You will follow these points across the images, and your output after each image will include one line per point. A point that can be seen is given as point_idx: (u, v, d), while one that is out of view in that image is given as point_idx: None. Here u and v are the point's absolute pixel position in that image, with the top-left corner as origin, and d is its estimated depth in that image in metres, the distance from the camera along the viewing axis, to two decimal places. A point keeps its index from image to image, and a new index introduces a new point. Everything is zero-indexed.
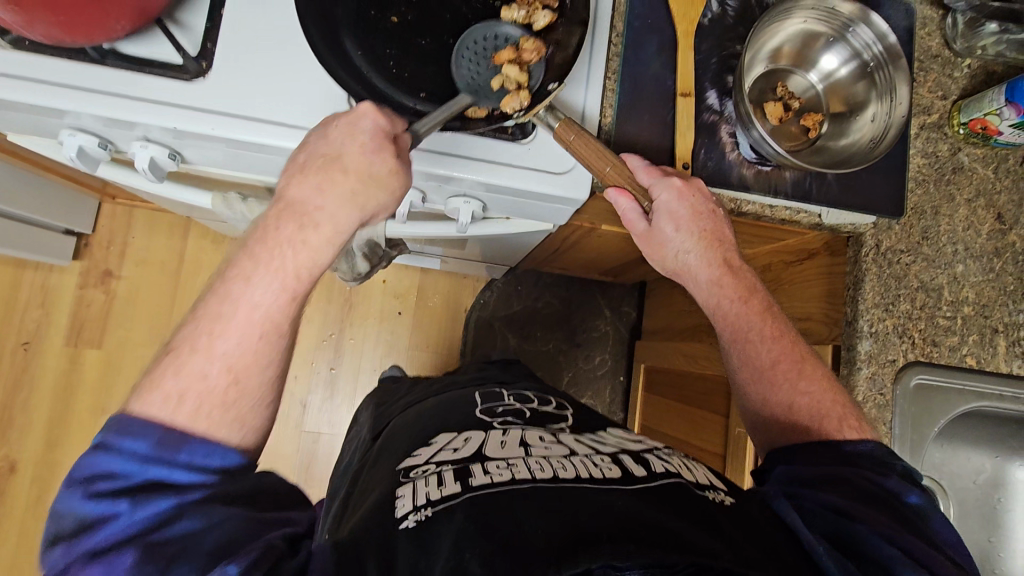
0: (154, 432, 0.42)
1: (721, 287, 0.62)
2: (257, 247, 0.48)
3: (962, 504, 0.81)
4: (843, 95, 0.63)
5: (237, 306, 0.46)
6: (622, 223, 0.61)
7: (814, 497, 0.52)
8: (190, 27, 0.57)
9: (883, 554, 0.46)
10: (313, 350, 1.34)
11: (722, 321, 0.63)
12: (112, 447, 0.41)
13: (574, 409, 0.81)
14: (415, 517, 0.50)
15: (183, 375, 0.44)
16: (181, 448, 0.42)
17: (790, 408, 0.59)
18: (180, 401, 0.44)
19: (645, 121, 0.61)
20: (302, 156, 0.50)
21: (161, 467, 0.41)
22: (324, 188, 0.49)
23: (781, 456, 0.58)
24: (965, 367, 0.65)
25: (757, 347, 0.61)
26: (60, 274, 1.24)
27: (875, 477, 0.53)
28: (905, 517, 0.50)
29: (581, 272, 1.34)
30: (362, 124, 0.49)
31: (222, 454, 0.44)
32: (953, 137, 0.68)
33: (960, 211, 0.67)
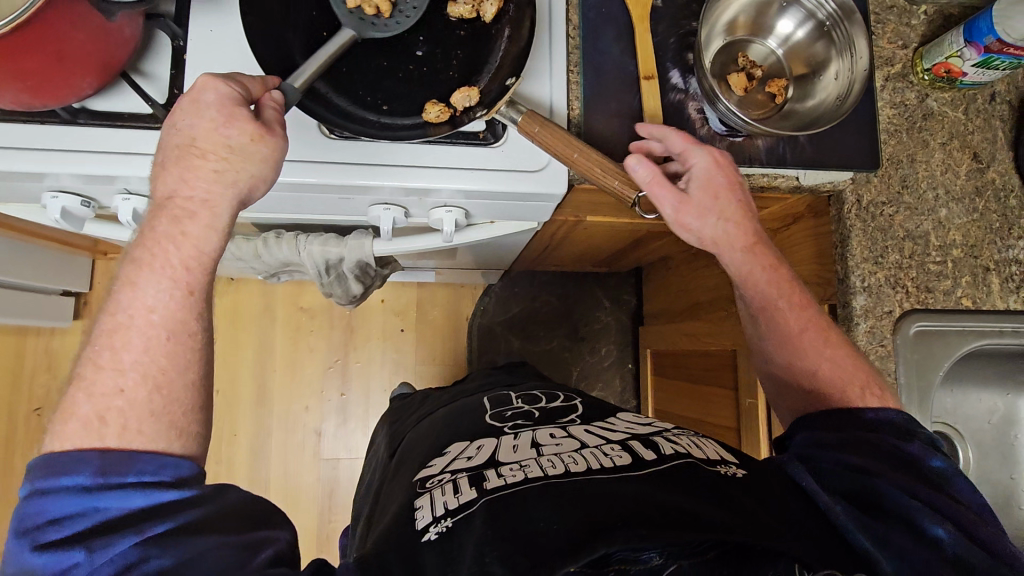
0: (93, 461, 0.41)
1: (754, 256, 0.60)
2: (138, 252, 0.47)
3: (981, 445, 0.82)
4: (801, 58, 0.63)
5: (129, 316, 0.45)
6: (661, 193, 0.57)
7: (832, 459, 0.53)
8: (156, 76, 0.58)
9: (904, 506, 0.48)
10: (321, 378, 1.34)
11: (753, 289, 0.61)
12: (54, 490, 0.40)
13: (583, 402, 0.81)
14: (436, 528, 0.50)
15: (94, 398, 0.42)
16: (128, 469, 0.41)
17: (812, 375, 0.59)
18: (103, 425, 0.42)
19: (612, 109, 0.62)
20: (160, 153, 0.49)
21: (112, 493, 0.40)
22: (186, 177, 0.48)
23: (802, 425, 0.58)
24: (962, 309, 0.65)
25: (786, 313, 0.61)
26: (62, 336, 1.26)
27: (898, 440, 0.53)
28: (930, 475, 0.51)
29: (575, 266, 1.35)
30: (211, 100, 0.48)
31: (173, 465, 0.43)
32: (918, 84, 0.69)
33: (936, 156, 0.68)
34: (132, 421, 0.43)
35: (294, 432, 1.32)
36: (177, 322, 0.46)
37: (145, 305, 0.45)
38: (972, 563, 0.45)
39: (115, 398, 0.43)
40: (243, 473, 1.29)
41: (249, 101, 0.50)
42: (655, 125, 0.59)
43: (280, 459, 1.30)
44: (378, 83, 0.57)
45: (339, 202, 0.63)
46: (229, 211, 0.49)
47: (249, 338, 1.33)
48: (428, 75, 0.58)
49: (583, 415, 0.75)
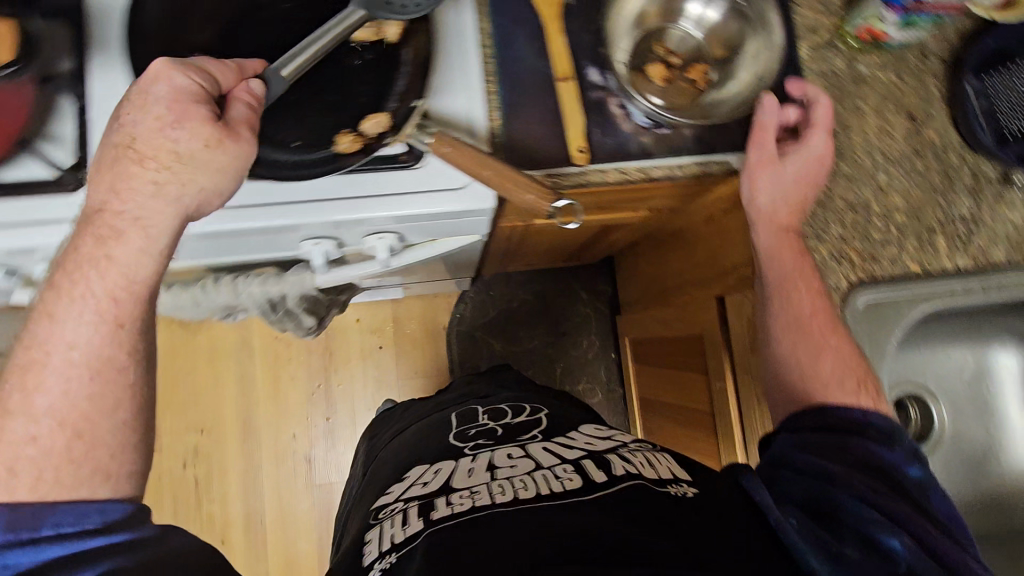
0: (1, 516, 0.41)
1: (785, 243, 0.60)
2: (60, 278, 0.47)
3: (954, 401, 0.81)
4: (720, 39, 0.62)
5: (48, 350, 0.46)
6: (761, 133, 0.59)
7: (809, 461, 0.53)
8: (61, 137, 0.56)
9: (863, 521, 0.48)
10: (305, 404, 1.34)
11: (774, 267, 0.59)
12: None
13: (549, 415, 0.80)
14: (383, 565, 0.52)
15: (5, 443, 0.44)
16: (42, 522, 0.42)
17: (815, 366, 0.59)
18: (12, 477, 0.43)
19: (532, 115, 0.60)
20: (101, 147, 0.48)
21: (21, 549, 0.41)
22: (121, 189, 0.47)
23: (788, 426, 0.59)
24: (910, 274, 0.65)
25: (802, 296, 0.60)
26: None
27: (877, 448, 0.53)
28: (904, 488, 0.51)
29: (546, 263, 1.34)
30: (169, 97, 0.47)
31: (97, 512, 0.44)
32: (846, 50, 0.68)
33: (871, 121, 0.67)
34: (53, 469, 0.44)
35: (284, 461, 1.32)
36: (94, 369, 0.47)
37: (65, 354, 0.46)
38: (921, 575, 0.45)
39: (26, 446, 0.44)
40: (238, 508, 1.29)
41: (214, 94, 0.49)
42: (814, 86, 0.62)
43: (273, 490, 1.30)
44: (285, 119, 0.55)
45: (267, 240, 0.61)
46: (172, 226, 0.48)
47: (228, 373, 1.33)
48: (335, 104, 0.56)
49: (545, 430, 0.73)
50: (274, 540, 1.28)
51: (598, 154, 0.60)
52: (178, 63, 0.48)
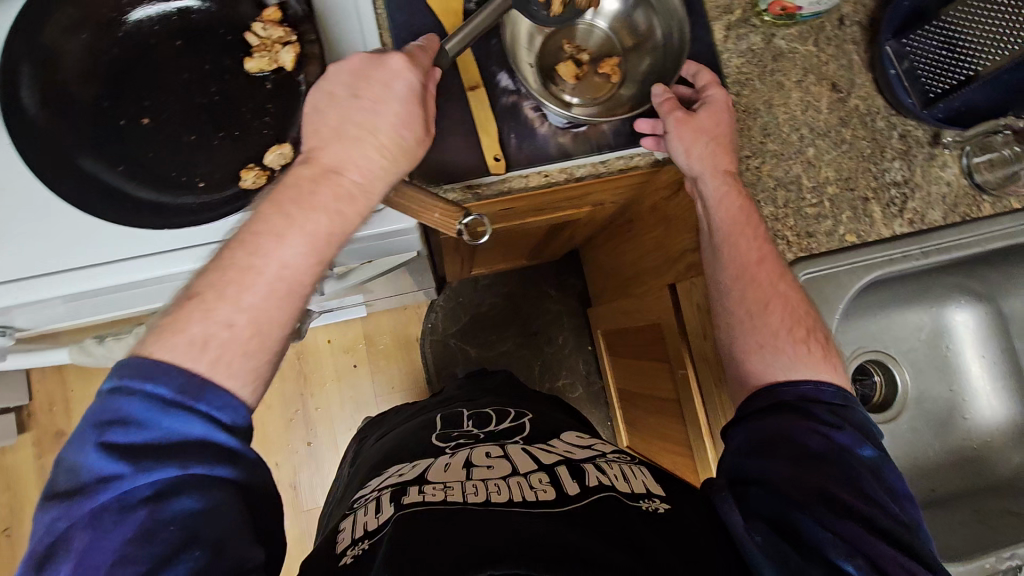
0: (177, 379, 0.41)
1: (726, 190, 0.59)
2: (262, 205, 0.47)
3: (914, 365, 0.80)
4: (628, 30, 0.61)
5: (261, 259, 0.45)
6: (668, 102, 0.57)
7: (761, 470, 0.52)
8: None
9: (817, 541, 0.47)
10: (285, 431, 1.33)
11: (721, 212, 0.59)
12: (133, 390, 0.40)
13: (534, 420, 0.77)
14: (353, 551, 0.52)
15: (207, 322, 0.43)
16: (201, 396, 0.41)
17: (765, 307, 0.58)
18: (206, 350, 0.42)
19: (445, 127, 0.59)
20: (336, 109, 0.49)
21: (178, 415, 0.40)
22: (366, 171, 0.49)
23: (737, 420, 0.57)
24: (847, 246, 0.64)
25: (748, 241, 0.59)
26: (14, 452, 1.24)
27: (826, 431, 0.52)
28: (852, 477, 0.50)
29: (510, 263, 1.33)
30: (335, 91, 0.50)
31: (234, 409, 0.42)
32: (762, 25, 0.67)
33: (794, 95, 0.66)
34: (225, 362, 0.43)
35: None
36: (275, 288, 0.45)
37: (256, 263, 0.45)
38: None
39: (224, 331, 0.43)
40: None
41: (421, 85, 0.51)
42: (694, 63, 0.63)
43: None
44: (188, 160, 0.54)
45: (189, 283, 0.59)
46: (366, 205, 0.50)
47: None
48: (238, 139, 0.55)
49: (529, 434, 0.71)
50: None
51: (516, 161, 0.59)
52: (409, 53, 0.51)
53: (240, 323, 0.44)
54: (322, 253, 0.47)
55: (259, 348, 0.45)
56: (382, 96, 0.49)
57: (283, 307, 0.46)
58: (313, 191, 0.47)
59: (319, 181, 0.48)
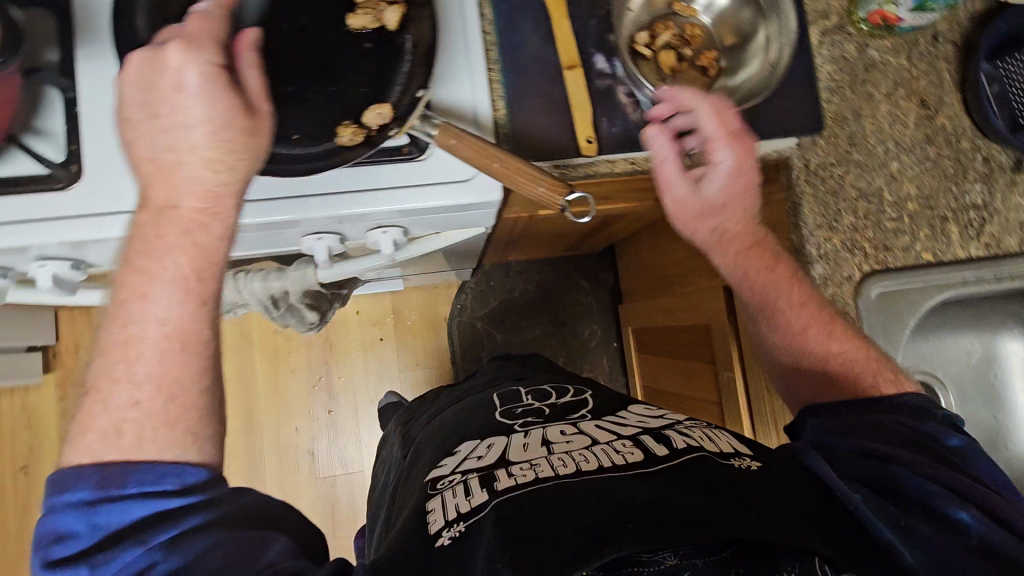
0: (92, 475, 0.41)
1: (748, 258, 0.61)
2: (133, 266, 0.45)
3: (962, 389, 0.80)
4: (733, 25, 0.60)
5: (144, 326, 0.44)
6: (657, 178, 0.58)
7: (852, 446, 0.53)
8: (51, 132, 0.54)
9: (925, 493, 0.47)
10: (306, 397, 1.33)
11: (752, 288, 0.61)
12: (56, 507, 0.40)
13: (596, 395, 0.78)
14: (449, 533, 0.49)
15: (110, 409, 0.42)
16: (127, 481, 0.41)
17: (821, 366, 0.59)
18: (121, 434, 0.42)
19: (539, 105, 0.59)
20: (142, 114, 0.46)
21: (111, 505, 0.40)
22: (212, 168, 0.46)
23: (813, 411, 0.58)
24: (923, 263, 0.64)
25: (786, 313, 0.60)
26: (37, 392, 1.23)
27: (914, 423, 0.54)
28: (947, 457, 0.51)
29: (544, 253, 1.32)
30: (127, 110, 0.45)
31: (173, 473, 0.42)
32: (857, 35, 0.66)
33: (882, 107, 0.65)
34: (147, 430, 0.42)
35: (287, 454, 1.31)
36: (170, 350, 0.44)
37: (130, 333, 0.44)
38: (997, 545, 0.44)
39: (134, 406, 0.43)
40: None
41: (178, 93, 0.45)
42: (686, 92, 0.54)
43: (276, 482, 1.30)
44: (283, 111, 0.54)
45: (270, 232, 0.59)
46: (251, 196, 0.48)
47: (228, 368, 1.31)
48: (333, 97, 0.55)
49: (596, 410, 0.71)
50: None
51: (607, 145, 0.59)
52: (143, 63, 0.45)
53: (145, 394, 0.43)
54: (196, 292, 0.46)
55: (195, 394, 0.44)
56: (177, 108, 0.45)
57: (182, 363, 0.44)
58: (156, 239, 0.45)
59: (162, 230, 0.45)
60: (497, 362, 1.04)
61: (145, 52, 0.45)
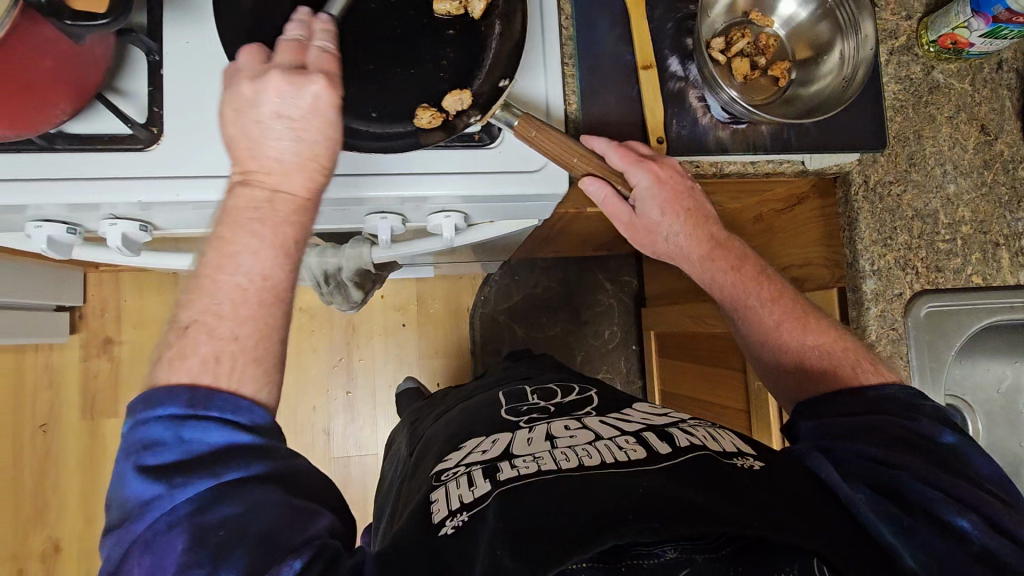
0: (183, 394, 0.41)
1: (713, 261, 0.62)
2: (223, 229, 0.45)
3: (991, 415, 0.81)
4: (806, 39, 0.61)
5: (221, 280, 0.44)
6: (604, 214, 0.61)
7: (848, 448, 0.50)
8: (133, 93, 0.55)
9: (926, 498, 0.45)
10: (326, 377, 1.34)
11: (721, 293, 0.62)
12: (147, 419, 0.41)
13: (600, 394, 0.73)
14: (452, 522, 0.45)
15: (215, 338, 0.43)
16: (211, 404, 0.42)
17: (799, 361, 0.58)
18: (217, 365, 0.43)
19: (611, 102, 0.60)
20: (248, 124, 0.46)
21: (196, 425, 0.41)
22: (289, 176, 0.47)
23: (805, 410, 0.56)
24: (972, 286, 0.65)
25: (757, 312, 0.61)
26: (61, 352, 1.24)
27: (904, 421, 0.51)
28: (944, 459, 0.48)
29: (574, 252, 1.33)
30: (264, 117, 0.46)
31: (248, 410, 0.43)
32: (924, 57, 0.66)
33: (944, 130, 0.66)
34: (235, 371, 0.43)
35: (303, 432, 1.32)
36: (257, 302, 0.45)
37: (236, 282, 0.45)
38: (997, 553, 0.42)
39: (230, 343, 0.43)
40: None
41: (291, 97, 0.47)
42: (596, 141, 0.57)
43: None
44: (364, 88, 0.54)
45: (337, 209, 0.60)
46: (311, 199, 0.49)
47: None
48: (414, 79, 0.55)
49: (601, 408, 0.67)
50: None
51: (674, 148, 0.60)
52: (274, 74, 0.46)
53: (245, 334, 0.44)
54: (292, 257, 0.47)
55: (269, 353, 0.45)
56: (317, 123, 0.47)
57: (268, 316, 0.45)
58: (274, 213, 0.46)
59: (279, 207, 0.47)
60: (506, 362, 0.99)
61: (288, 73, 0.46)
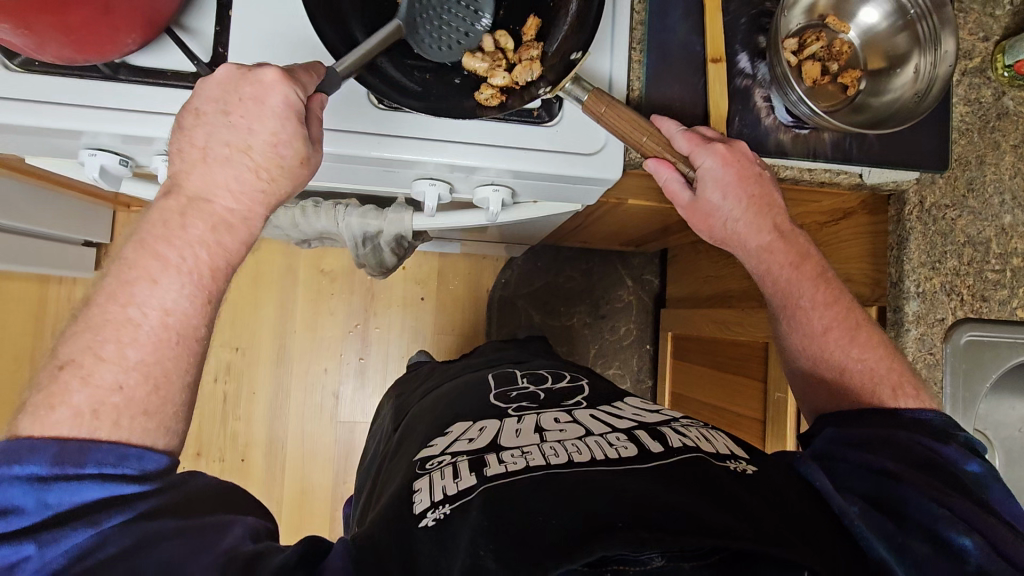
0: (50, 449, 0.37)
1: (771, 254, 0.60)
2: (127, 252, 0.43)
3: (1012, 453, 0.80)
4: (881, 49, 0.60)
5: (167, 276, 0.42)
6: (665, 195, 0.60)
7: (857, 456, 0.50)
8: (199, 32, 0.55)
9: (928, 517, 0.44)
10: (340, 341, 1.34)
11: (773, 286, 0.61)
12: (1, 478, 0.36)
13: (592, 385, 0.73)
14: (434, 514, 0.45)
15: (100, 378, 0.39)
16: (86, 459, 0.38)
17: (839, 373, 0.57)
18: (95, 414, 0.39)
19: (676, 92, 0.59)
20: (190, 118, 0.44)
21: (66, 485, 0.37)
22: (229, 184, 0.44)
23: (833, 420, 0.56)
24: (1015, 320, 0.64)
25: (808, 314, 0.59)
26: (83, 287, 1.25)
27: (931, 442, 0.50)
28: (958, 482, 0.48)
29: (601, 244, 1.32)
30: (202, 105, 0.44)
31: (137, 457, 0.39)
32: (996, 81, 0.64)
33: (1007, 159, 0.65)
34: (121, 421, 0.40)
35: (312, 394, 1.33)
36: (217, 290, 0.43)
37: (126, 315, 0.41)
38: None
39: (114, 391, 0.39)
40: (261, 430, 1.31)
41: (228, 89, 0.44)
42: (665, 122, 0.56)
43: (297, 419, 1.32)
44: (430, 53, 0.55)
45: (387, 171, 0.60)
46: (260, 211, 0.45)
47: (270, 297, 1.32)
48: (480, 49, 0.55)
49: (591, 398, 0.66)
50: (293, 467, 1.32)
51: None
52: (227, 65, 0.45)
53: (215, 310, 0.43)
54: (216, 287, 0.43)
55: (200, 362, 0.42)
56: (255, 113, 0.44)
57: (185, 344, 0.43)
58: (188, 225, 0.43)
59: (192, 217, 0.43)
60: (498, 343, 0.98)
61: (240, 64, 0.44)
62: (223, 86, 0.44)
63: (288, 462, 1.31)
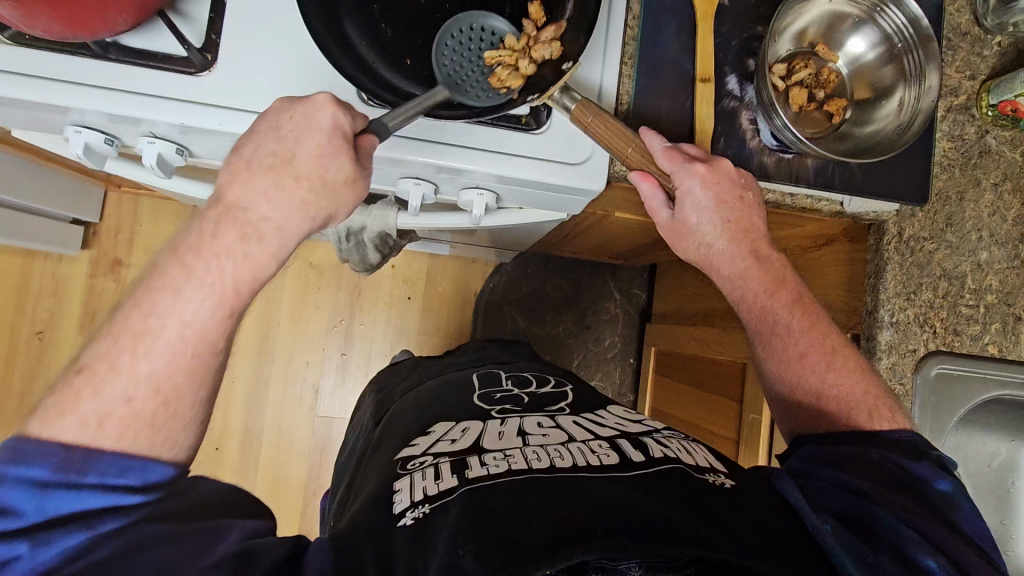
0: (56, 455, 0.38)
1: (746, 279, 0.61)
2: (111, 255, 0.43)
3: (978, 488, 0.80)
4: (868, 80, 0.61)
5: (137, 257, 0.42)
6: (646, 211, 0.61)
7: (830, 477, 0.51)
8: (193, 17, 0.55)
9: (899, 537, 0.44)
10: (324, 336, 1.34)
11: (748, 311, 0.61)
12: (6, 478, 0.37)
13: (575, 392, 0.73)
14: (413, 513, 0.45)
15: None
16: (88, 468, 0.39)
17: (814, 399, 0.57)
18: None
19: (663, 108, 0.60)
20: (248, 148, 0.47)
21: (66, 492, 0.38)
22: (269, 194, 0.46)
23: (811, 438, 0.56)
24: (986, 355, 0.65)
25: (784, 338, 0.59)
26: (68, 264, 1.23)
27: (903, 461, 0.51)
28: (931, 503, 0.48)
29: (590, 255, 1.32)
30: (257, 127, 0.47)
31: (139, 469, 0.40)
32: (980, 119, 0.65)
33: (986, 196, 0.65)
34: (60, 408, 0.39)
35: (293, 385, 1.32)
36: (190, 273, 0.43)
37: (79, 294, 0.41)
38: None
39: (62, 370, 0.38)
40: (240, 418, 1.31)
41: (279, 117, 0.47)
42: (652, 137, 0.57)
43: (276, 410, 1.32)
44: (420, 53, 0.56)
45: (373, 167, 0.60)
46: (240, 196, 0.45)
47: None
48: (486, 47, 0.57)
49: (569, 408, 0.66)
50: (269, 458, 1.31)
51: None
52: (285, 98, 0.48)
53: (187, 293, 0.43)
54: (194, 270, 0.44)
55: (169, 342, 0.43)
56: (303, 126, 0.46)
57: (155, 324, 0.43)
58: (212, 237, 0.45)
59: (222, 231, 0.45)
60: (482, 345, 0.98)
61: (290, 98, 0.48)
62: (277, 114, 0.47)
63: (264, 453, 1.30)
